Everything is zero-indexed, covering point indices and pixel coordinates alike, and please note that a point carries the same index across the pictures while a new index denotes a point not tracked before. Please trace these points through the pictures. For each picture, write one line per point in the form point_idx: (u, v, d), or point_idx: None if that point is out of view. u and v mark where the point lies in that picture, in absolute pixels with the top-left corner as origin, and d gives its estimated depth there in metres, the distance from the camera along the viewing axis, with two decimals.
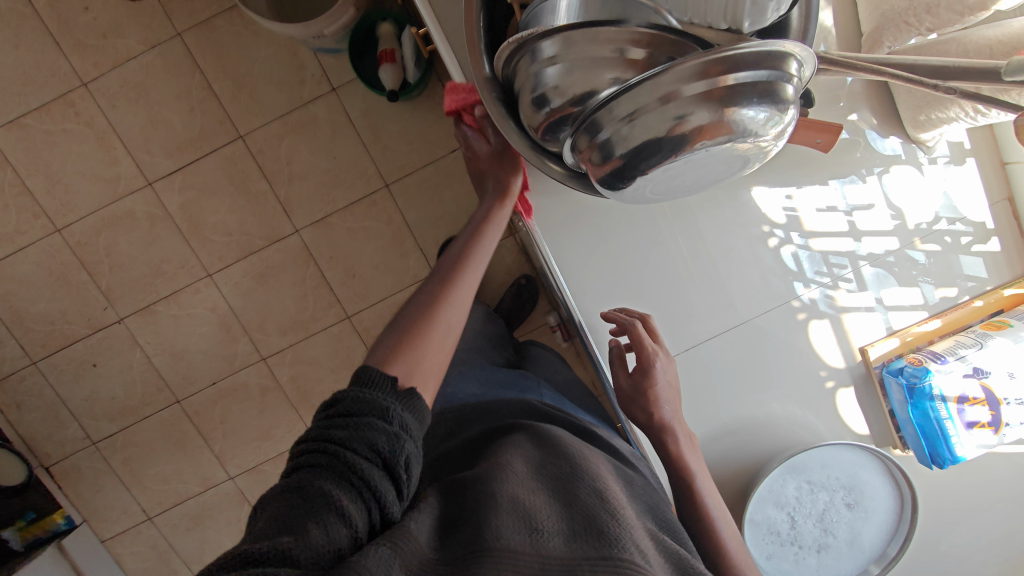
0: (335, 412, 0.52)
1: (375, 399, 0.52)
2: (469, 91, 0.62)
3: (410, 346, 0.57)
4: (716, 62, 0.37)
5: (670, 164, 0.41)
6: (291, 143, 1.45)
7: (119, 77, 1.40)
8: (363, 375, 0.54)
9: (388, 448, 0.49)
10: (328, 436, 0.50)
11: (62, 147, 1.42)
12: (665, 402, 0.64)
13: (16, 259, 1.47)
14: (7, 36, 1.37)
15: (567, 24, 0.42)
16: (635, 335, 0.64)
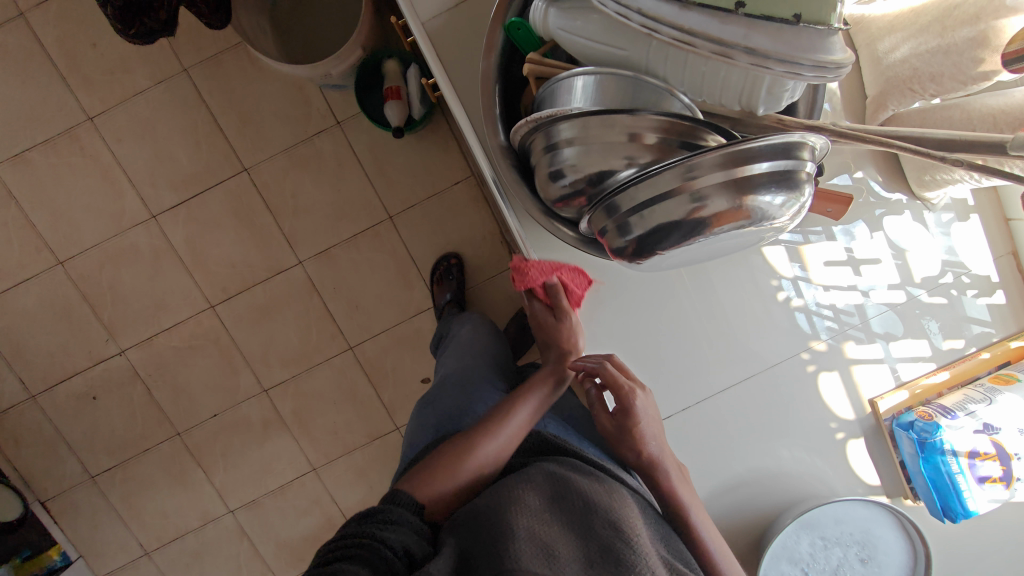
0: (371, 515, 0.54)
1: (410, 516, 0.55)
2: (537, 271, 0.65)
3: (441, 482, 0.61)
4: (735, 155, 0.38)
5: (687, 245, 0.42)
6: (296, 176, 1.46)
7: (125, 112, 1.41)
8: (397, 495, 0.58)
9: (418, 553, 0.52)
10: (369, 529, 0.51)
11: (67, 181, 1.43)
12: (650, 439, 0.63)
13: (17, 293, 1.46)
14: (14, 72, 1.38)
15: (583, 109, 0.42)
16: (607, 376, 0.63)
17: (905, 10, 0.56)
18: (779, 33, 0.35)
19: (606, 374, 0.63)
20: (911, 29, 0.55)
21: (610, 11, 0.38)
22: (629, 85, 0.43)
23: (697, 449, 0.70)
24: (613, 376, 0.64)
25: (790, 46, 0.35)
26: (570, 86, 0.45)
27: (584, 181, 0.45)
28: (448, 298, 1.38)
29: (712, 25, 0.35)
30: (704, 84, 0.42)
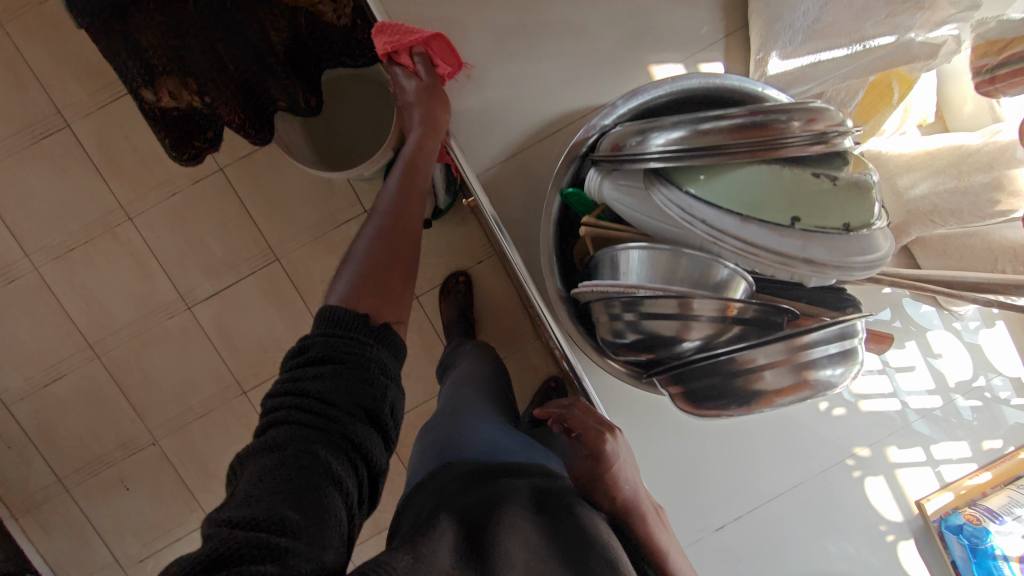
0: (306, 358, 0.55)
1: (349, 339, 0.56)
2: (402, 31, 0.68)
3: (370, 294, 0.60)
4: (799, 342, 0.44)
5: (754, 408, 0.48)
6: (325, 262, 1.51)
7: (162, 209, 1.47)
8: (334, 315, 0.57)
9: (372, 405, 0.54)
10: (305, 387, 0.53)
11: (105, 276, 1.48)
12: (626, 483, 0.61)
13: (54, 385, 1.49)
14: (57, 176, 1.44)
15: (638, 292, 0.48)
16: (573, 421, 0.65)
17: (924, 151, 0.61)
18: (831, 241, 0.45)
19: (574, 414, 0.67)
20: (931, 169, 0.60)
21: (678, 215, 0.49)
22: (683, 261, 0.49)
23: (750, 557, 0.70)
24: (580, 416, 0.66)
25: (841, 250, 0.45)
26: (627, 259, 0.51)
27: (651, 349, 0.50)
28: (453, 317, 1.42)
29: (771, 236, 0.46)
30: (759, 265, 0.48)
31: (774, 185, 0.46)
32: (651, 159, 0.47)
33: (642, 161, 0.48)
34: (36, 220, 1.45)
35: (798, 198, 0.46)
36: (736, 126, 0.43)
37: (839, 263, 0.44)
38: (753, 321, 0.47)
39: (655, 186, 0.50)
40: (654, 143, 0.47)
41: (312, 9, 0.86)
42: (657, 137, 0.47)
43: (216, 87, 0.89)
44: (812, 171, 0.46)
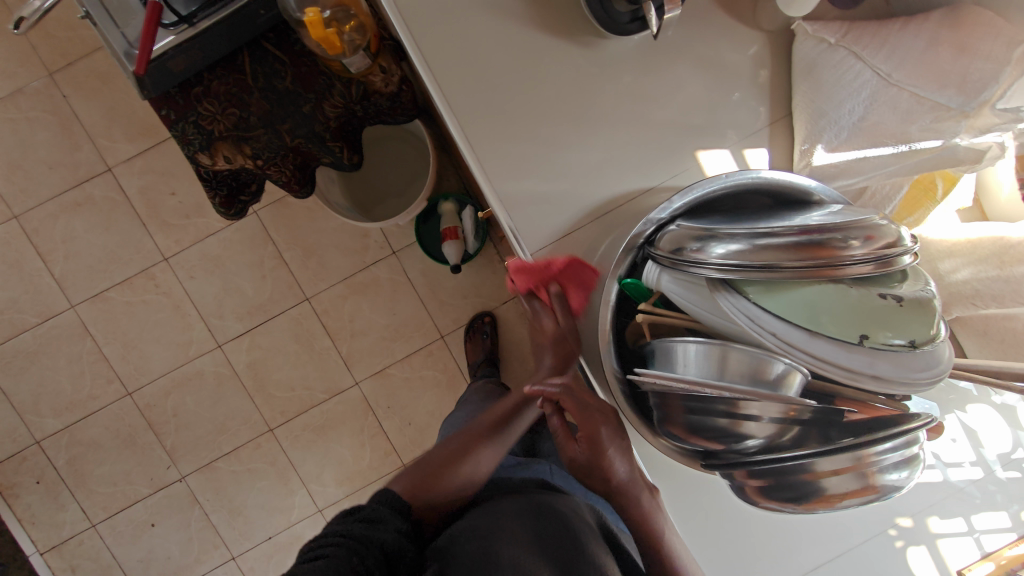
0: (355, 517, 0.59)
1: (388, 513, 0.61)
2: (545, 266, 0.67)
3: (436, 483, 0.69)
4: (865, 450, 0.47)
5: (819, 506, 0.51)
6: (354, 302, 1.55)
7: (198, 252, 1.51)
8: (385, 495, 0.64)
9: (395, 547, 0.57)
10: (344, 529, 0.57)
11: (140, 316, 1.51)
12: (618, 461, 0.67)
13: (86, 423, 1.52)
14: (98, 220, 1.48)
15: (700, 387, 0.50)
16: (566, 403, 0.70)
17: (966, 240, 0.63)
18: (898, 359, 0.45)
19: (569, 399, 0.70)
20: (973, 257, 0.62)
21: (743, 324, 0.49)
22: (733, 359, 0.49)
23: None
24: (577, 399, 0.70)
25: (909, 368, 0.45)
26: (685, 352, 0.52)
27: (716, 440, 0.53)
28: (481, 359, 1.46)
29: (839, 351, 0.46)
30: (818, 361, 0.46)
31: (841, 303, 0.45)
32: (711, 266, 0.49)
33: (702, 268, 0.50)
34: (75, 262, 1.49)
35: (868, 317, 0.45)
36: (795, 245, 0.45)
37: (906, 379, 0.44)
38: (812, 421, 0.49)
39: (715, 292, 0.51)
40: (713, 252, 0.50)
41: (364, 79, 0.91)
42: (716, 247, 0.49)
43: (270, 156, 0.94)
44: (880, 290, 0.45)
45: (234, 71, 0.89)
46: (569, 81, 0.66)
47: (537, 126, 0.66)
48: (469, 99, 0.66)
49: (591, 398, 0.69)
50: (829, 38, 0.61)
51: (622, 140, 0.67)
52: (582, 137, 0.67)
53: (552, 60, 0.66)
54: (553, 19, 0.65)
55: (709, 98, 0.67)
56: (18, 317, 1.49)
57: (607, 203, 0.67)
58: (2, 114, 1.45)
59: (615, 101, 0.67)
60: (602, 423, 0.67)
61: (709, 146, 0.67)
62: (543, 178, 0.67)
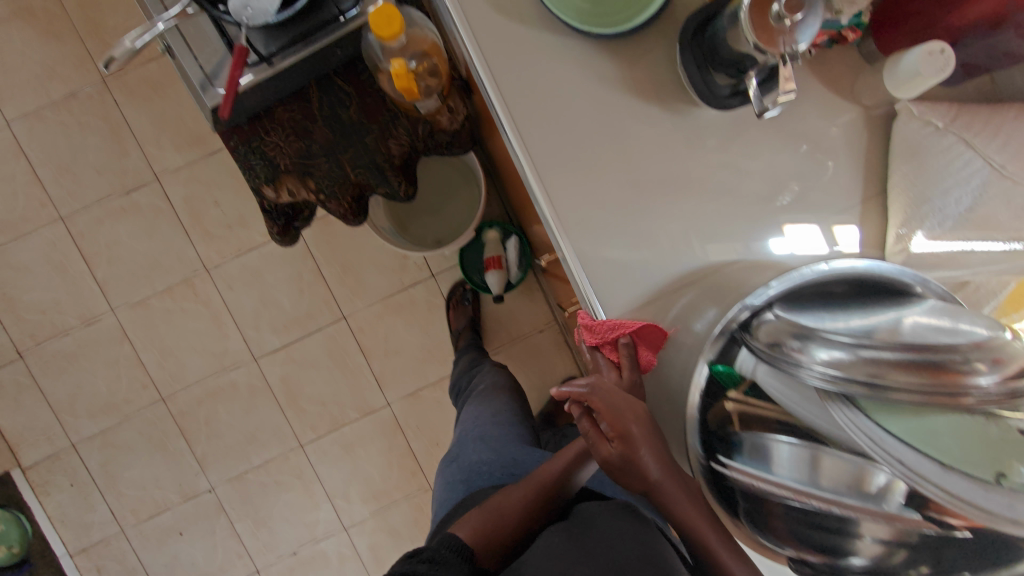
0: (417, 558, 0.65)
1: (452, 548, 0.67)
2: (609, 329, 0.64)
3: (488, 540, 0.71)
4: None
5: None
6: (389, 322, 1.54)
7: (238, 264, 1.51)
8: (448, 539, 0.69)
9: None
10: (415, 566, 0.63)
11: (177, 325, 1.52)
12: (654, 462, 0.59)
13: (120, 427, 1.53)
14: (142, 227, 1.49)
15: (805, 496, 0.50)
16: (598, 406, 0.61)
17: None
18: None
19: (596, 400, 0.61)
20: None
21: (865, 444, 0.48)
22: (829, 466, 0.50)
23: None
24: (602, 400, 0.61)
25: None
26: (775, 453, 0.52)
27: (819, 553, 0.53)
28: (462, 326, 1.47)
29: (973, 489, 0.44)
30: (947, 492, 0.44)
31: (963, 433, 0.45)
32: (812, 370, 0.48)
33: (801, 368, 0.49)
34: (118, 267, 1.50)
35: (995, 450, 0.44)
36: (911, 363, 0.44)
37: None
38: (922, 548, 0.47)
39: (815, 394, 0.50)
40: (816, 356, 0.48)
41: (432, 119, 0.90)
42: (819, 351, 0.48)
43: (332, 189, 0.92)
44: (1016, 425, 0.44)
45: (302, 100, 0.87)
46: (656, 150, 0.65)
47: (619, 191, 0.65)
48: (554, 160, 0.64)
49: (618, 394, 0.61)
50: (937, 121, 0.58)
51: (706, 207, 0.65)
52: (666, 208, 0.65)
53: (639, 126, 0.64)
54: (644, 83, 0.63)
55: (802, 174, 0.65)
56: (59, 319, 1.50)
57: (685, 273, 0.65)
58: (52, 117, 1.45)
59: (701, 168, 0.65)
60: (632, 420, 0.60)
61: (796, 221, 0.65)
62: (625, 247, 0.65)
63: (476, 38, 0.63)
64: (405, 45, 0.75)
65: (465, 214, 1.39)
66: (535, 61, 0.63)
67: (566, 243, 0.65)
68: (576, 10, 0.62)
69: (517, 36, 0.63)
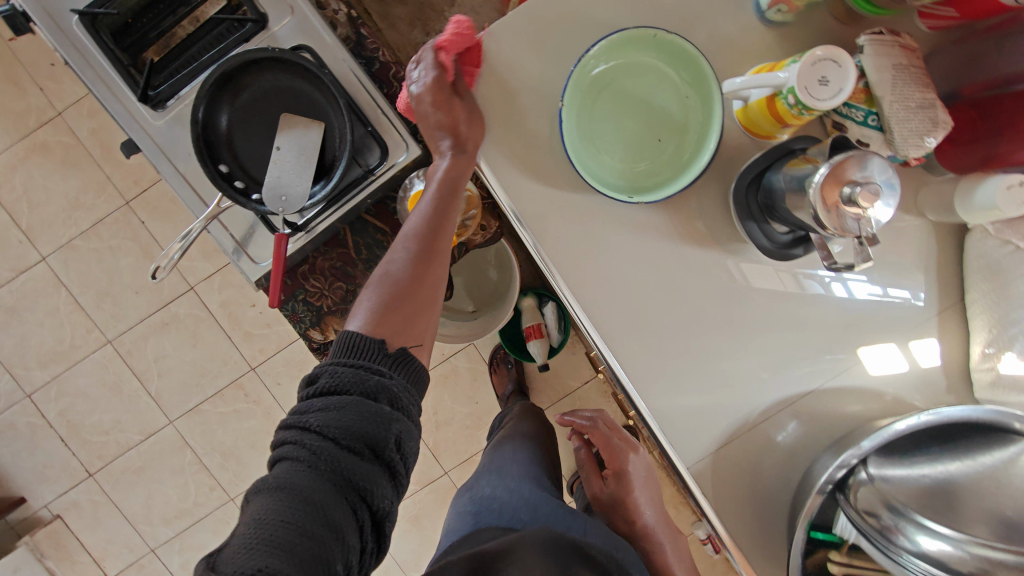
0: (317, 392, 0.52)
1: (361, 378, 0.53)
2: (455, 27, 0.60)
3: (401, 307, 0.59)
4: None
5: None
6: (436, 394, 1.55)
7: (282, 359, 1.54)
8: (350, 346, 0.55)
9: (372, 429, 0.51)
10: (313, 421, 0.50)
11: (233, 424, 1.56)
12: (645, 509, 0.86)
13: (194, 529, 1.58)
14: (185, 336, 1.53)
15: None
16: (597, 434, 0.92)
17: None
18: None
19: (598, 433, 0.92)
20: None
21: None
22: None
23: None
24: (603, 433, 0.92)
25: None
26: None
27: None
28: (509, 390, 1.45)
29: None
30: None
31: None
32: (914, 559, 0.51)
33: (904, 555, 0.51)
34: (169, 379, 1.54)
35: None
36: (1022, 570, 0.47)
37: None
38: None
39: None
40: (920, 540, 0.51)
41: (466, 240, 0.89)
42: (922, 540, 0.51)
43: None
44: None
45: (337, 246, 0.88)
46: (717, 293, 0.63)
47: (686, 337, 0.63)
48: (616, 312, 0.63)
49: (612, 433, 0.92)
50: (1016, 240, 0.56)
51: (775, 338, 0.64)
52: (737, 348, 0.64)
53: (699, 273, 0.62)
54: (695, 228, 0.62)
55: (868, 294, 0.63)
56: (122, 436, 1.55)
57: (764, 406, 0.64)
58: (84, 245, 1.48)
59: (768, 299, 0.63)
60: (624, 458, 0.89)
61: (872, 341, 0.63)
62: (695, 392, 0.64)
63: (521, 212, 0.61)
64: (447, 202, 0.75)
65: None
66: (585, 224, 0.61)
67: (637, 397, 0.64)
68: (617, 173, 0.60)
69: (564, 204, 0.61)
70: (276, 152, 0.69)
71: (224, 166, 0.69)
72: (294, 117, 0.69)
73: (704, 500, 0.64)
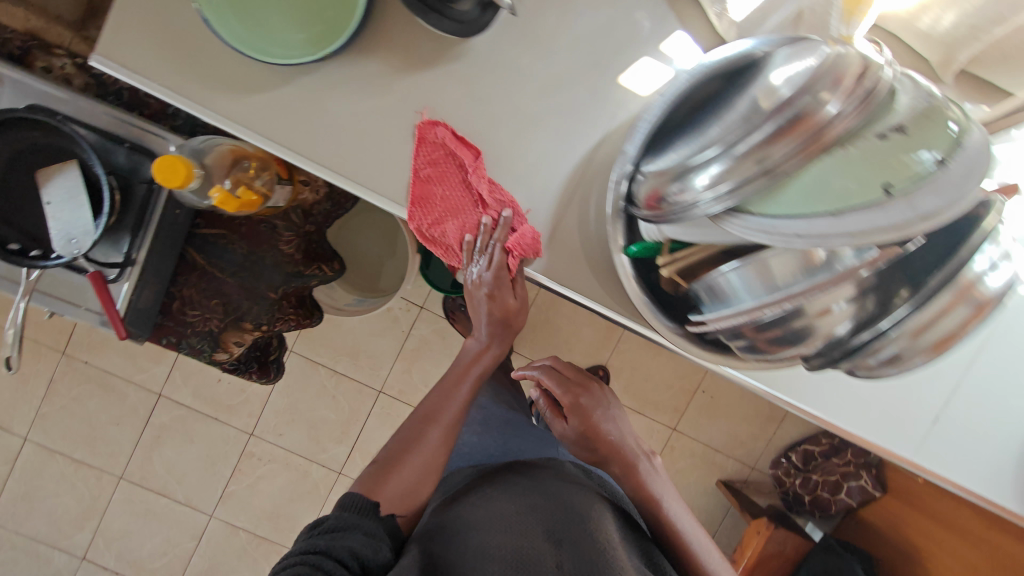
0: (321, 527, 0.68)
1: (356, 521, 0.69)
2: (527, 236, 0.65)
3: (393, 476, 0.77)
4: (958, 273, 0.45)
5: (933, 323, 0.47)
6: (419, 368, 1.60)
7: (271, 412, 1.59)
8: (349, 502, 0.72)
9: (365, 553, 0.66)
10: (319, 539, 0.65)
11: (264, 490, 1.61)
12: (611, 431, 0.88)
13: None
14: (181, 437, 1.59)
15: (757, 307, 0.47)
16: (550, 376, 0.90)
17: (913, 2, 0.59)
18: (937, 185, 0.37)
19: (549, 376, 0.89)
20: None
21: (761, 238, 0.42)
22: (774, 263, 0.47)
23: (967, 441, 0.70)
24: (555, 374, 0.90)
25: (952, 190, 0.37)
26: (726, 284, 0.50)
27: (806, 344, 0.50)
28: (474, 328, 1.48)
29: (874, 218, 0.37)
30: (863, 231, 0.37)
31: (852, 163, 0.40)
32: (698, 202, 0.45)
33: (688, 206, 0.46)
34: (189, 481, 1.60)
35: (884, 164, 0.39)
36: (776, 129, 0.41)
37: (959, 208, 0.36)
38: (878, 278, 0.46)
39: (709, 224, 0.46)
40: (695, 184, 0.45)
41: (297, 203, 0.91)
42: (696, 180, 0.45)
43: (270, 318, 0.96)
44: (875, 133, 0.40)
45: (192, 269, 0.90)
46: (468, 101, 0.63)
47: (464, 155, 0.64)
48: (391, 170, 0.64)
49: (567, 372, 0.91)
50: None
51: (546, 112, 0.63)
52: (514, 140, 0.64)
53: (440, 92, 0.62)
54: (410, 51, 0.61)
55: (601, 23, 0.62)
56: (180, 549, 1.62)
57: (570, 178, 0.65)
58: (52, 409, 1.55)
59: (518, 80, 0.63)
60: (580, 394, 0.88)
61: (628, 65, 0.63)
62: (500, 199, 0.65)
63: (254, 129, 0.62)
64: (207, 167, 0.74)
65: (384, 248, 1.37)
66: (315, 105, 0.62)
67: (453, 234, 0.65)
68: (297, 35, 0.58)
69: (283, 98, 0.61)
70: (49, 206, 0.71)
71: (14, 244, 0.71)
72: (48, 168, 0.71)
73: (558, 288, 0.67)
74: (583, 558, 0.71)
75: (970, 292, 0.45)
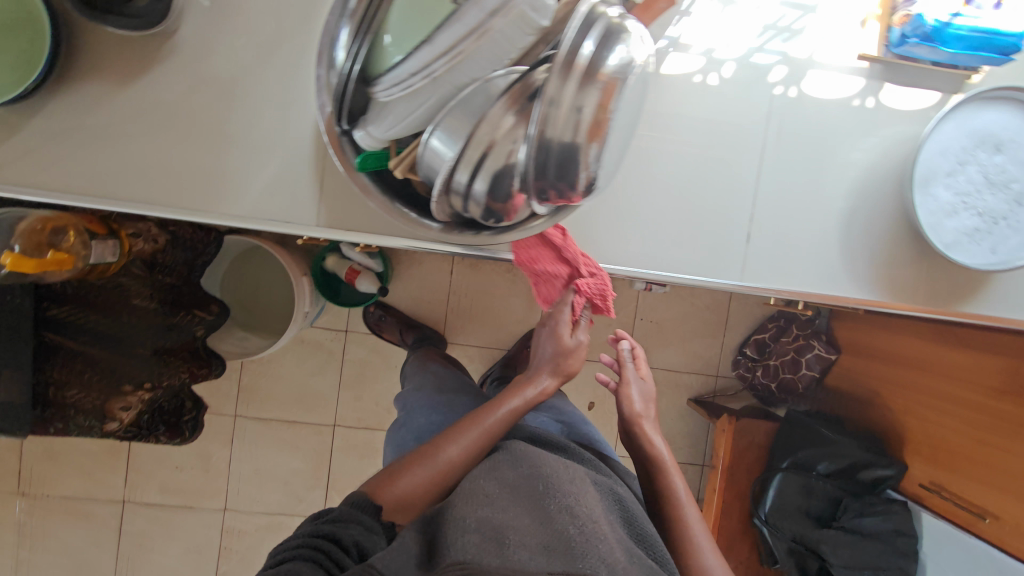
0: (324, 518, 0.68)
1: (361, 516, 0.69)
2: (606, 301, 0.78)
3: (404, 480, 0.78)
4: (567, 67, 0.43)
5: (571, 133, 0.45)
6: (365, 389, 1.60)
7: (238, 481, 1.58)
8: (356, 502, 0.72)
9: (366, 545, 0.66)
10: (321, 528, 0.65)
11: (257, 559, 1.59)
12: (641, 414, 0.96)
13: None
14: (160, 536, 1.57)
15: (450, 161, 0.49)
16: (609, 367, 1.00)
17: None
18: None
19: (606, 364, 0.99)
20: None
21: (399, 92, 0.49)
22: (460, 107, 0.48)
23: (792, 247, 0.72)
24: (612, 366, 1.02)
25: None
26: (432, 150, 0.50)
27: (506, 189, 0.51)
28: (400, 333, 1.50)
29: (455, 28, 0.44)
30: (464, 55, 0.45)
31: None
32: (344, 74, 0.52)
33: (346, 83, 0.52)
34: None
35: None
36: None
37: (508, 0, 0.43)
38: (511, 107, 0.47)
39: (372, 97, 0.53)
40: (338, 61, 0.52)
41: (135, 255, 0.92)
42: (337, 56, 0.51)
43: (153, 375, 0.97)
44: None
45: (56, 353, 0.92)
46: (199, 90, 0.65)
47: (215, 142, 0.66)
48: (152, 178, 0.66)
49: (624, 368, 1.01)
50: None
51: (276, 77, 0.65)
52: (255, 112, 0.66)
53: (168, 90, 0.64)
54: (124, 62, 0.63)
55: None
56: None
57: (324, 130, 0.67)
58: (24, 552, 1.53)
59: (240, 57, 0.65)
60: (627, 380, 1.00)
61: None
62: (264, 171, 0.67)
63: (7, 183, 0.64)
64: None
65: (281, 284, 1.38)
66: (54, 141, 0.64)
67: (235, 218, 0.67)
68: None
69: (20, 144, 0.63)
70: None
71: None
72: None
73: (352, 236, 0.69)
74: (565, 529, 0.67)
75: (588, 77, 0.44)
